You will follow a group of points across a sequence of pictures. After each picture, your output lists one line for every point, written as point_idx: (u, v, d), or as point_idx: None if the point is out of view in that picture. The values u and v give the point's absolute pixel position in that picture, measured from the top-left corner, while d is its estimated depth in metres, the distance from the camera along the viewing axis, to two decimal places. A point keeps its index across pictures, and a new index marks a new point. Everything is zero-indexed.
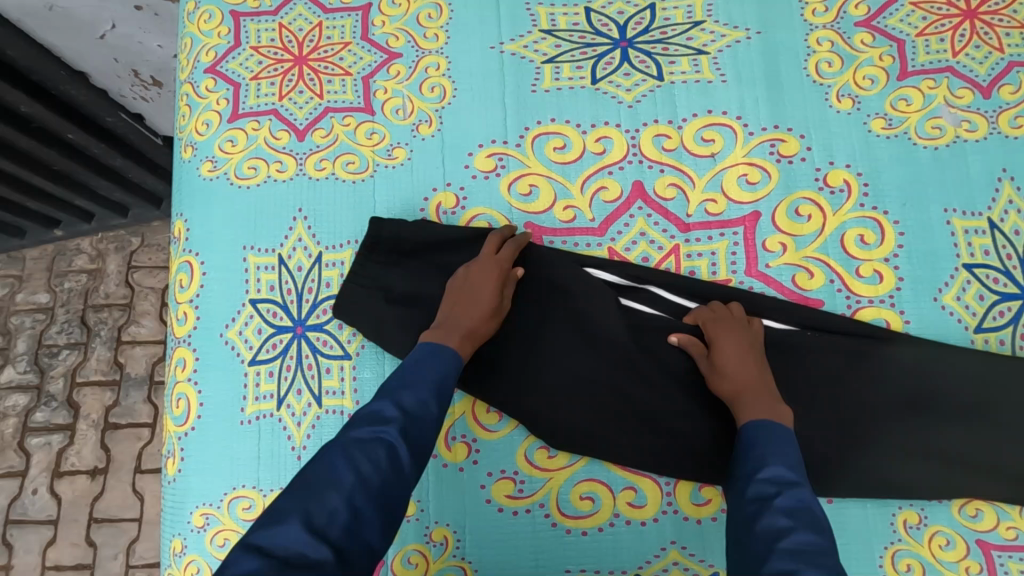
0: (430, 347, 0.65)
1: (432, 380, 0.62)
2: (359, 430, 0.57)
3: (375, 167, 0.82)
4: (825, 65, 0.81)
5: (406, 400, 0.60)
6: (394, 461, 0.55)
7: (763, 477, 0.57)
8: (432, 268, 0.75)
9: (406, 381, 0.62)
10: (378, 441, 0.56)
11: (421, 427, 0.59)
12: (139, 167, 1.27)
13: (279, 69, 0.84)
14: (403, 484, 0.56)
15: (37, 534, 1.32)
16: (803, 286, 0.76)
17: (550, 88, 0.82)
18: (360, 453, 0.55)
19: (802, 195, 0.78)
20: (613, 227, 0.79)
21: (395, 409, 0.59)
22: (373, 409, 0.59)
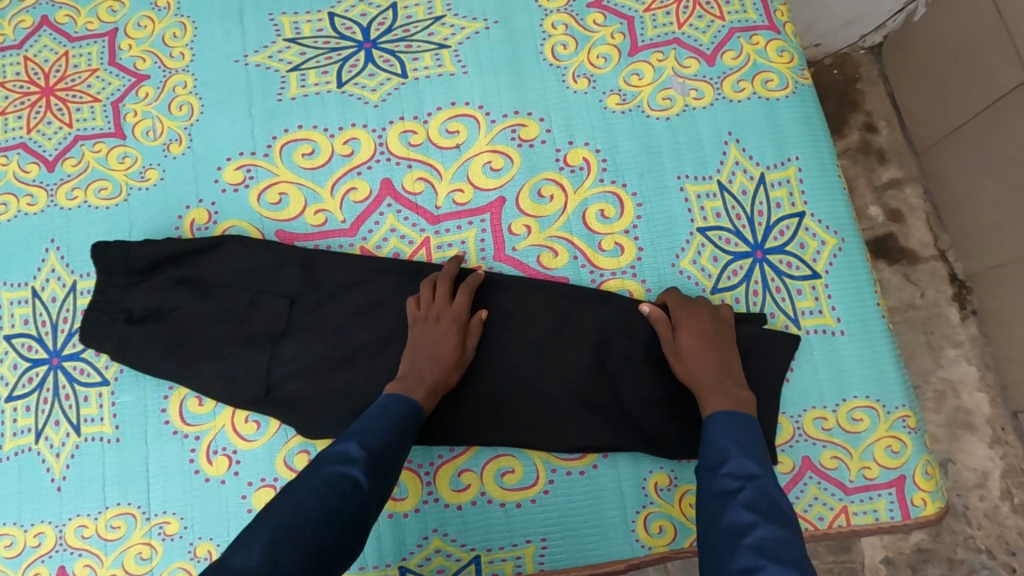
0: (392, 398, 0.66)
1: (394, 425, 0.63)
2: (321, 466, 0.57)
3: (129, 190, 0.82)
4: (561, 48, 0.83)
5: (371, 443, 0.60)
6: (358, 494, 0.56)
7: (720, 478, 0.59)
8: (172, 284, 0.76)
9: (368, 423, 0.62)
10: (345, 476, 0.56)
11: (385, 467, 0.59)
12: None
13: (26, 102, 0.84)
14: (364, 510, 0.56)
15: None
16: (548, 265, 0.78)
17: (297, 95, 0.83)
18: (324, 485, 0.55)
19: (544, 176, 0.80)
20: (364, 226, 0.80)
21: (359, 449, 0.59)
22: (336, 447, 0.59)
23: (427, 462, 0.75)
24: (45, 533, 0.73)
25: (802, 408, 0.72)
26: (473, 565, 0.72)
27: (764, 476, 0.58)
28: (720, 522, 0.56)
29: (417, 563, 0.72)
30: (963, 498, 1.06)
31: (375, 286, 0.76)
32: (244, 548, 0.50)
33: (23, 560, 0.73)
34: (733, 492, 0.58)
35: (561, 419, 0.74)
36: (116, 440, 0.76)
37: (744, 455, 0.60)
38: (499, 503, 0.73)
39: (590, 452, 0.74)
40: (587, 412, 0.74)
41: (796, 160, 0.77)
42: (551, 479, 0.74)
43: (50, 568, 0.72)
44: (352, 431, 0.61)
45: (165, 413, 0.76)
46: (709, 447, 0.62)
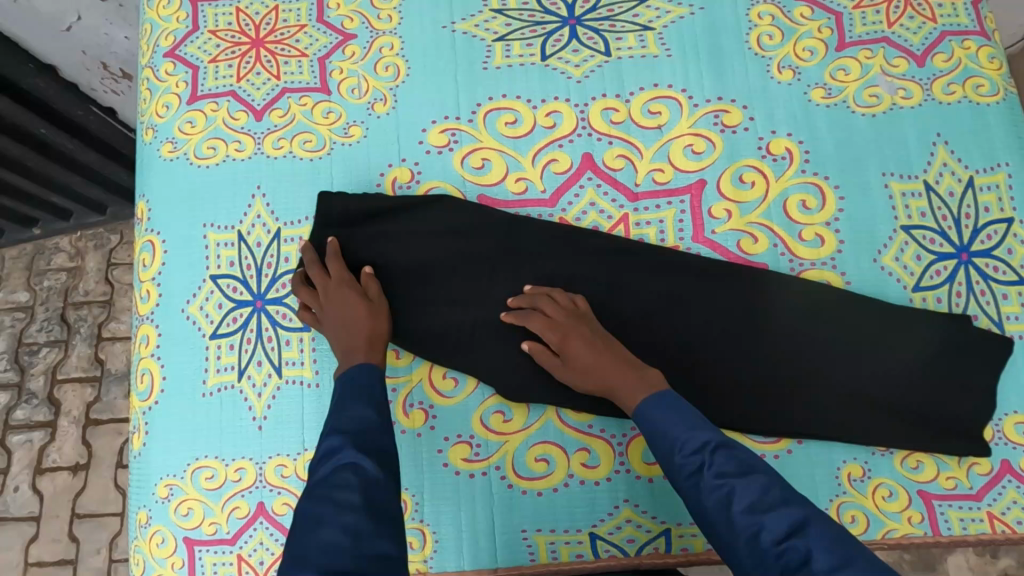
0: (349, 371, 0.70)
1: (369, 395, 0.67)
2: (319, 471, 0.61)
3: (332, 145, 0.84)
4: (767, 38, 0.83)
5: (348, 422, 0.64)
6: (366, 476, 0.59)
7: (687, 448, 0.62)
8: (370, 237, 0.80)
9: (338, 407, 0.67)
10: (343, 468, 0.60)
11: (372, 440, 0.63)
12: (90, 150, 1.39)
13: (237, 52, 0.86)
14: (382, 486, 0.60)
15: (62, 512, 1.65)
16: (748, 250, 0.79)
17: (502, 65, 0.84)
18: (329, 486, 0.58)
19: (745, 162, 0.80)
20: (564, 198, 0.81)
21: (341, 436, 0.63)
22: (323, 447, 0.63)
23: (619, 432, 0.76)
24: (246, 468, 0.75)
25: (1002, 412, 0.74)
26: (662, 537, 0.73)
27: None
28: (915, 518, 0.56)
29: (607, 531, 0.73)
30: None
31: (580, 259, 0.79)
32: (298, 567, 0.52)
33: (224, 493, 0.75)
34: None
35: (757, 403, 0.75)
36: (315, 385, 0.77)
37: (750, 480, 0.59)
38: None
39: (785, 437, 0.74)
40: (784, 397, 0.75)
41: (1006, 167, 0.78)
42: None
43: (249, 503, 0.75)
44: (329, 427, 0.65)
45: None
46: None
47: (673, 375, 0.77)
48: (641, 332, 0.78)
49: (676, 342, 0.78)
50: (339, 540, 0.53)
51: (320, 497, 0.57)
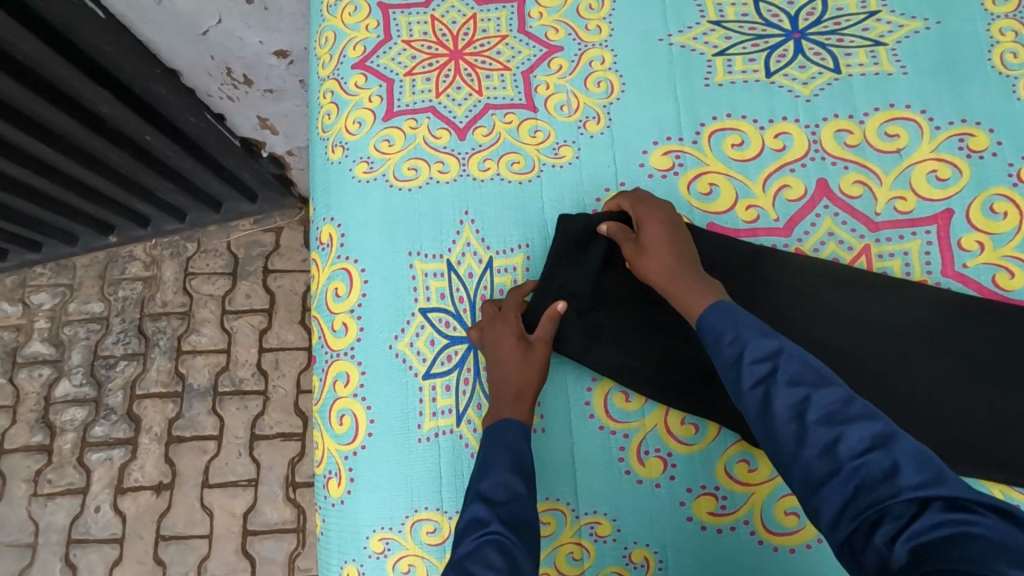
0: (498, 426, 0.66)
1: (510, 458, 0.63)
2: (461, 547, 0.58)
3: (542, 167, 0.77)
4: (1010, 56, 0.78)
5: (490, 491, 0.61)
6: (507, 557, 0.56)
7: (751, 356, 0.57)
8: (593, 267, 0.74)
9: (480, 469, 0.63)
10: (487, 545, 0.57)
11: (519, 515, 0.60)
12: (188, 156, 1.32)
13: (435, 63, 0.79)
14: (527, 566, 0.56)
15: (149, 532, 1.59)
16: (1004, 286, 0.73)
17: (723, 81, 0.78)
18: (470, 563, 0.55)
19: (996, 191, 0.75)
20: (799, 227, 0.75)
21: (485, 505, 0.60)
22: (468, 516, 0.60)
23: None
24: None
25: None
26: None
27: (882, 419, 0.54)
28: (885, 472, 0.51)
29: None
30: None
31: (819, 295, 0.74)
32: None
33: (448, 549, 0.69)
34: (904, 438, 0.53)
35: None
36: (540, 430, 0.71)
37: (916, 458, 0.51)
38: None
39: None
40: None
41: None
42: None
43: None
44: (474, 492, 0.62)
45: (590, 406, 0.72)
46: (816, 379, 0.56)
47: (930, 421, 0.71)
48: (892, 373, 0.72)
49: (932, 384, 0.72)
50: None
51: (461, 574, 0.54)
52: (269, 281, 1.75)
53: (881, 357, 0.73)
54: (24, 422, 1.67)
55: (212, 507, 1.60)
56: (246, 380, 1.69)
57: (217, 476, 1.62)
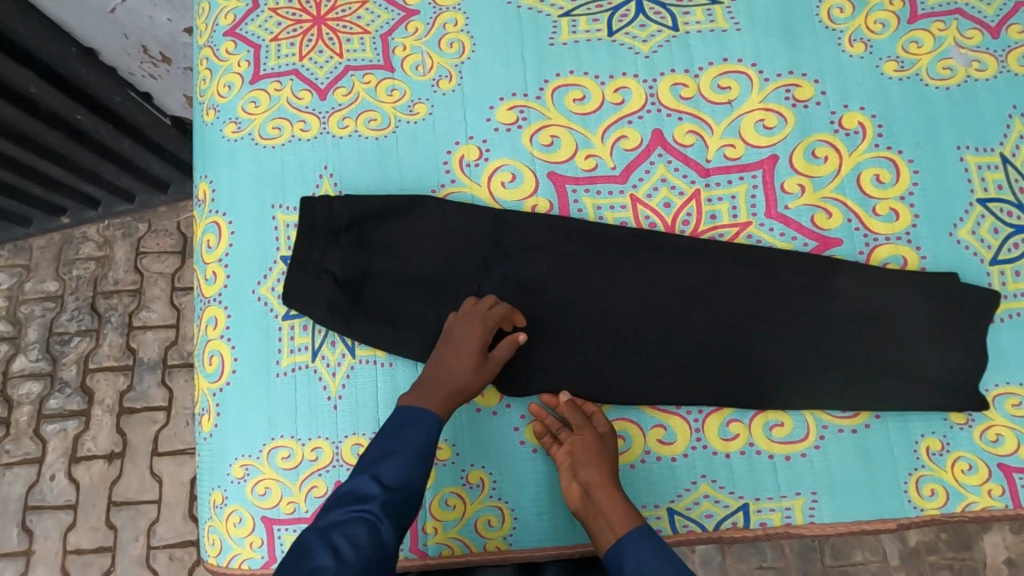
0: (409, 415, 0.68)
1: (414, 451, 0.66)
2: (337, 512, 0.62)
3: (397, 123, 0.83)
4: (837, 11, 0.83)
5: (386, 474, 0.64)
6: (376, 538, 0.60)
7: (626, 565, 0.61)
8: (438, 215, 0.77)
9: (384, 449, 0.66)
10: (360, 521, 0.61)
11: (401, 502, 0.64)
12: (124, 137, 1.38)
13: (298, 29, 0.85)
14: (384, 552, 0.61)
15: (101, 499, 1.66)
16: (822, 226, 0.78)
17: (568, 40, 0.84)
18: (340, 532, 0.60)
19: (818, 137, 0.80)
20: (635, 174, 0.80)
21: (377, 485, 0.63)
22: (352, 489, 0.64)
23: (695, 409, 0.76)
24: (322, 448, 0.75)
25: None
26: (741, 512, 0.73)
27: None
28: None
29: (686, 506, 0.74)
30: None
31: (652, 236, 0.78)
32: None
33: (301, 472, 0.75)
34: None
35: (839, 377, 0.74)
36: (388, 364, 0.77)
37: (652, 553, 0.61)
38: (767, 455, 0.74)
39: (863, 411, 0.74)
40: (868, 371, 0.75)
41: None
42: (821, 435, 0.74)
43: (327, 482, 0.75)
44: (366, 464, 0.65)
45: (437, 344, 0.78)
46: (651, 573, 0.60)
47: (752, 352, 0.76)
48: (719, 312, 0.77)
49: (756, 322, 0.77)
50: None
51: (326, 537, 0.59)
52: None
53: (712, 294, 0.77)
54: None
55: (162, 475, 1.67)
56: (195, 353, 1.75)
57: (166, 446, 1.69)
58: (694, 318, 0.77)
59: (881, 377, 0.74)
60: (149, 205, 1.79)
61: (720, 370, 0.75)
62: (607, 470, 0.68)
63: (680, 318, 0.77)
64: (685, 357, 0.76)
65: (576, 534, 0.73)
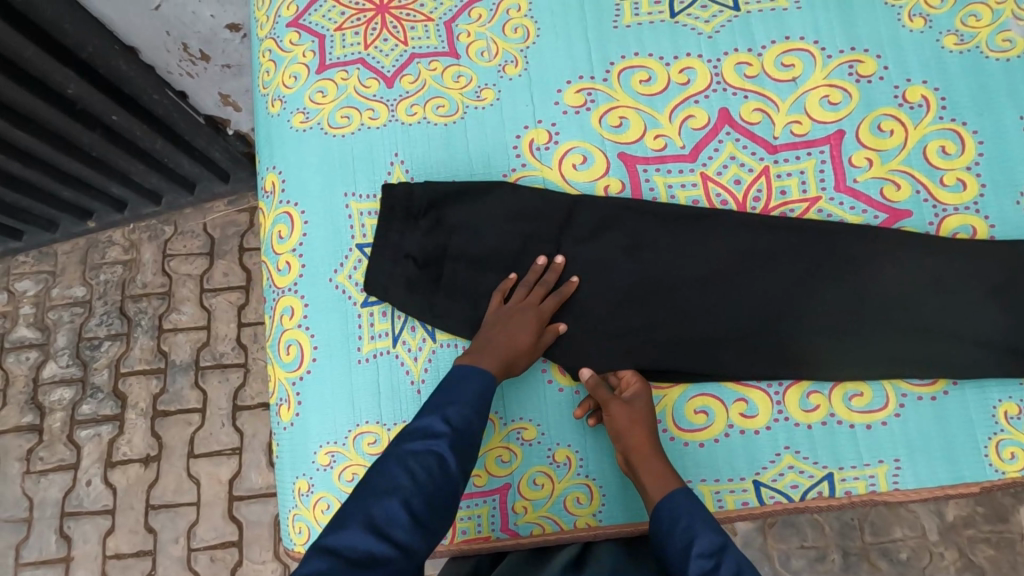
0: (465, 369, 0.71)
1: (476, 397, 0.69)
2: (411, 442, 0.67)
3: (465, 109, 0.83)
4: None
5: (453, 417, 0.68)
6: (443, 469, 0.65)
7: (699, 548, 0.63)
8: (510, 200, 0.78)
9: (449, 395, 0.70)
10: (430, 453, 0.66)
11: (467, 440, 0.68)
12: (158, 136, 1.38)
13: (362, 19, 0.85)
14: (453, 480, 0.66)
15: (138, 502, 1.66)
16: (891, 198, 0.79)
17: (631, 23, 0.84)
18: (413, 461, 0.65)
19: (883, 111, 0.81)
20: (704, 152, 0.81)
21: (444, 425, 0.68)
22: (423, 423, 0.68)
23: (775, 382, 0.77)
24: None
25: None
26: (826, 482, 0.75)
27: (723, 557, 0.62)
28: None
29: (771, 478, 0.75)
30: None
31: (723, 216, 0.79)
32: (346, 527, 0.61)
33: None
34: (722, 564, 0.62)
35: (918, 346, 0.75)
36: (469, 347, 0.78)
37: (696, 510, 0.65)
38: (848, 424, 0.75)
39: (941, 378, 0.76)
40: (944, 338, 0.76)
41: None
42: (901, 403, 0.76)
43: None
44: (436, 404, 0.69)
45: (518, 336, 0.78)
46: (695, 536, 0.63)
47: (828, 325, 0.77)
48: (791, 289, 0.78)
49: (829, 297, 0.78)
50: (397, 514, 0.62)
51: (402, 465, 0.65)
52: (244, 258, 1.79)
53: (786, 268, 0.78)
54: (14, 404, 1.74)
55: (199, 477, 1.66)
56: (226, 354, 1.74)
57: (201, 448, 1.68)
58: (770, 292, 0.78)
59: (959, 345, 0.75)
60: (176, 206, 1.78)
61: (798, 341, 0.77)
62: (647, 435, 0.71)
63: (753, 295, 0.78)
64: (762, 332, 0.77)
65: None
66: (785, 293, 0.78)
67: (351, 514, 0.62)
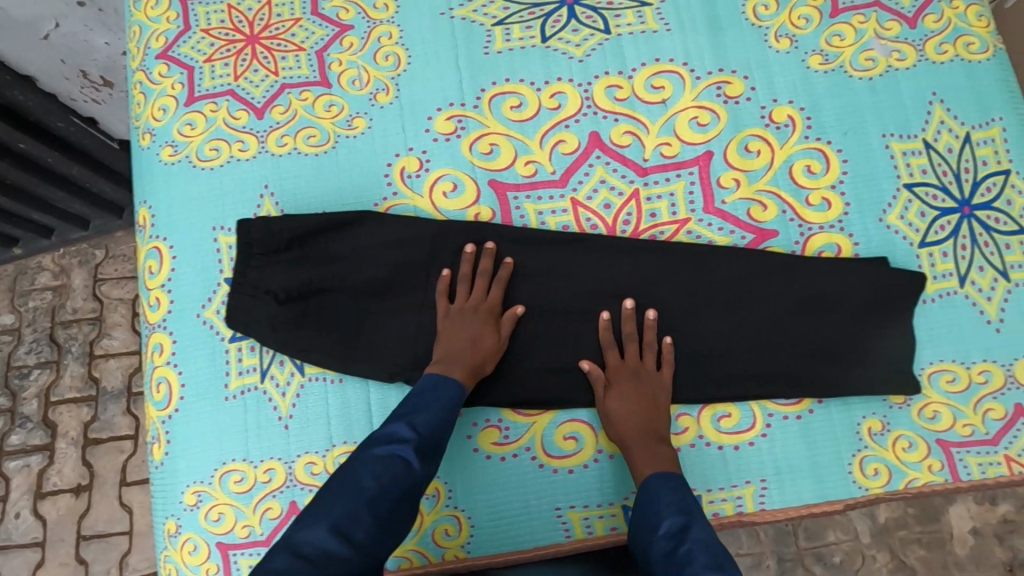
0: (432, 380, 0.71)
1: (443, 405, 0.69)
2: (375, 447, 0.64)
3: (336, 138, 0.83)
4: (762, 8, 0.85)
5: (420, 423, 0.67)
6: (409, 473, 0.63)
7: (663, 530, 0.65)
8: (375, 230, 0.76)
9: (418, 402, 0.69)
10: (398, 457, 0.64)
11: (433, 449, 0.67)
12: (73, 163, 1.34)
13: (231, 49, 0.84)
14: (417, 486, 0.64)
15: (69, 533, 1.61)
16: (757, 218, 0.80)
17: (503, 49, 0.84)
18: (379, 465, 0.63)
19: (750, 132, 0.82)
20: (574, 177, 0.82)
21: (410, 431, 0.66)
22: (388, 429, 0.66)
23: None
24: (275, 469, 0.75)
25: (1012, 357, 0.76)
26: None
27: (705, 525, 0.65)
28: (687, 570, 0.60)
29: None
30: None
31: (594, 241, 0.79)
32: (306, 529, 0.57)
33: (254, 495, 0.75)
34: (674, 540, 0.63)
35: (784, 363, 0.76)
36: (338, 380, 0.77)
37: (664, 482, 0.68)
38: (716, 446, 0.76)
39: (806, 397, 0.76)
40: (810, 357, 0.76)
41: (1000, 120, 0.80)
42: (768, 423, 0.76)
43: (281, 503, 0.74)
44: (402, 411, 0.68)
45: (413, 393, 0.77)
46: (667, 508, 0.66)
47: (695, 348, 0.77)
48: (661, 313, 0.78)
49: (698, 320, 0.78)
50: (360, 516, 0.59)
51: (368, 468, 0.62)
52: None
53: (655, 292, 0.79)
54: None
55: (131, 505, 1.63)
56: None
57: (134, 476, 1.64)
58: (641, 315, 0.78)
59: (824, 363, 0.76)
60: (107, 230, 1.74)
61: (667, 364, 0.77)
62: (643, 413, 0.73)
63: (624, 319, 0.78)
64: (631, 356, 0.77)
65: (532, 539, 0.74)
66: (656, 316, 0.78)
67: (313, 517, 0.59)
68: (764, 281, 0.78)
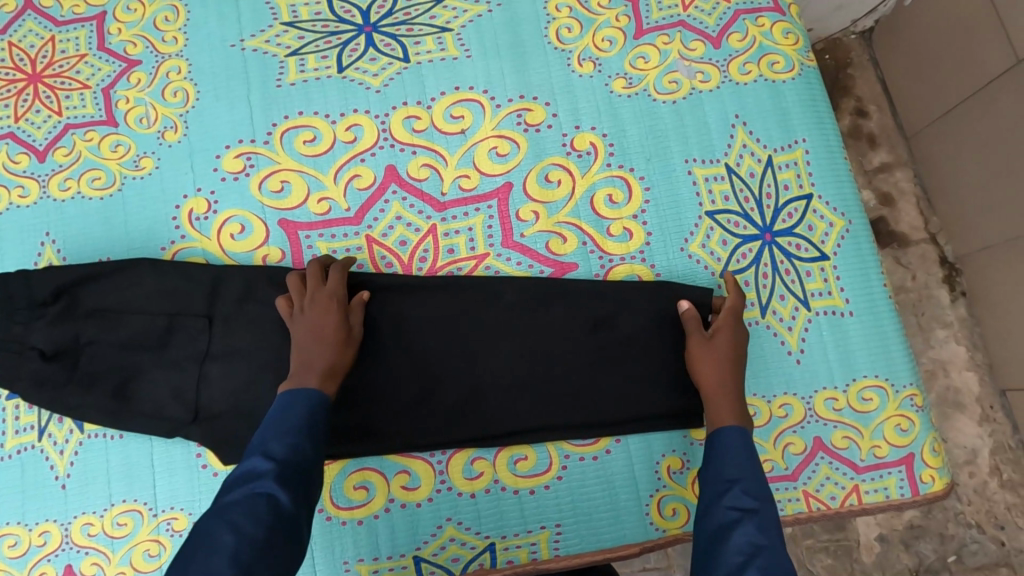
0: (287, 398, 0.62)
1: (302, 426, 0.60)
2: (230, 492, 0.53)
3: (123, 179, 0.79)
4: (565, 31, 0.82)
5: (277, 449, 0.57)
6: (275, 508, 0.52)
7: (729, 499, 0.60)
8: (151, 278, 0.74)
9: (271, 428, 0.58)
10: (257, 496, 0.53)
11: (299, 473, 0.56)
12: None
13: (13, 89, 0.81)
14: (292, 521, 0.53)
15: None
16: (557, 251, 0.77)
17: (296, 80, 0.81)
18: (234, 511, 0.51)
19: (552, 161, 0.79)
20: (370, 214, 0.78)
21: (268, 461, 0.55)
22: (241, 468, 0.55)
23: (438, 451, 0.74)
24: (51, 531, 0.72)
25: (813, 390, 0.73)
26: (488, 552, 0.72)
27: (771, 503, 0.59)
28: (726, 546, 0.56)
29: (431, 552, 0.72)
30: (955, 502, 1.05)
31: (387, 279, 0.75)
32: None
33: (29, 560, 0.72)
34: (744, 514, 0.58)
35: (581, 401, 0.74)
36: (119, 436, 0.74)
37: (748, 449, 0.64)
38: (512, 491, 0.73)
39: (603, 437, 0.74)
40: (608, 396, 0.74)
41: (804, 143, 0.78)
42: (564, 465, 0.74)
43: (56, 567, 0.71)
44: (254, 444, 0.57)
45: (201, 457, 0.74)
46: (717, 469, 0.63)
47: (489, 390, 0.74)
48: (454, 354, 0.74)
49: (494, 360, 0.74)
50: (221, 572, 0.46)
51: (221, 517, 0.50)
52: None
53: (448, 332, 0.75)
54: None
55: None
56: None
57: None
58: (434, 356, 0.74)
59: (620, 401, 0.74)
60: None
61: (460, 406, 0.73)
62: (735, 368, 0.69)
63: (415, 360, 0.74)
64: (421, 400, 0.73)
65: None
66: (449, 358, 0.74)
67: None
68: (562, 318, 0.75)
